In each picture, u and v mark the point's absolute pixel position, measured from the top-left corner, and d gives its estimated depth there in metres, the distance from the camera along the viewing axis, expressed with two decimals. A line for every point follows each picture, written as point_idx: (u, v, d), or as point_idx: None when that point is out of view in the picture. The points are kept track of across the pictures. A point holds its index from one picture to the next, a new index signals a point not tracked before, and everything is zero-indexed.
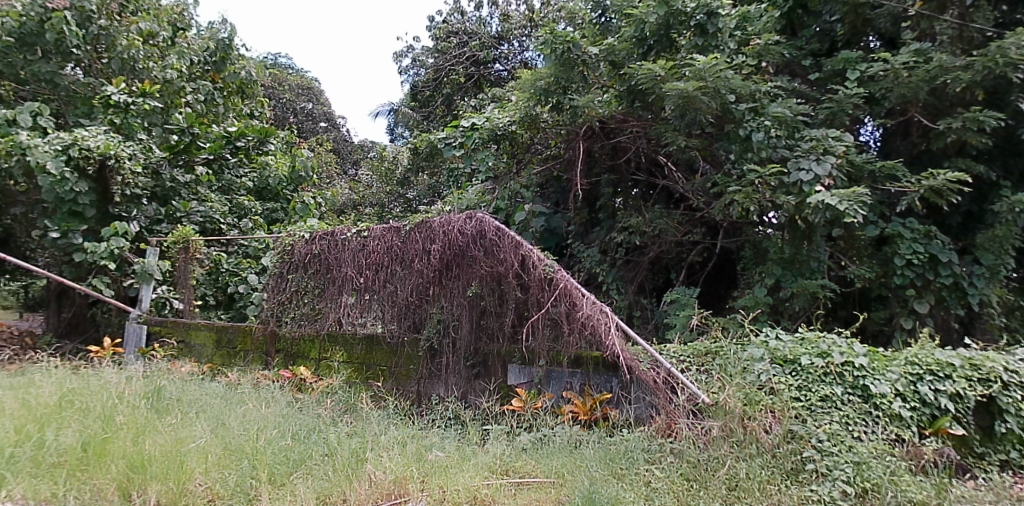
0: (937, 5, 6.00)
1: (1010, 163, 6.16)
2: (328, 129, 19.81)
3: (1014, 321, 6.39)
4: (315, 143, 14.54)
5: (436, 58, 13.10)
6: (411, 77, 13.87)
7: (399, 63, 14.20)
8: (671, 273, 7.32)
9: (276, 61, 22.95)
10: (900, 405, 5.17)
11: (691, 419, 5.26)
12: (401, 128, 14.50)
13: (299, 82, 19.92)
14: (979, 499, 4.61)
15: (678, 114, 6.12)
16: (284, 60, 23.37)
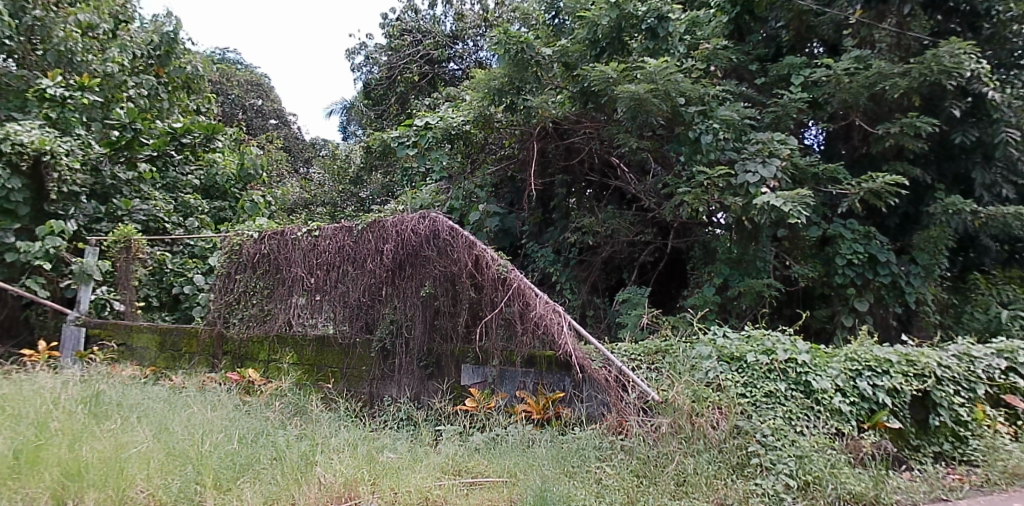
0: (876, 14, 6.21)
1: (944, 167, 6.42)
2: (278, 126, 19.45)
3: (947, 318, 6.68)
4: (265, 141, 14.25)
5: (389, 56, 12.91)
6: (363, 74, 13.58)
7: (352, 60, 14.01)
8: (623, 272, 7.41)
9: (224, 56, 22.48)
10: (841, 401, 5.31)
11: (642, 416, 5.35)
12: (354, 126, 14.33)
13: (248, 77, 19.49)
14: (913, 490, 4.81)
15: (630, 116, 6.20)
16: (232, 54, 22.82)
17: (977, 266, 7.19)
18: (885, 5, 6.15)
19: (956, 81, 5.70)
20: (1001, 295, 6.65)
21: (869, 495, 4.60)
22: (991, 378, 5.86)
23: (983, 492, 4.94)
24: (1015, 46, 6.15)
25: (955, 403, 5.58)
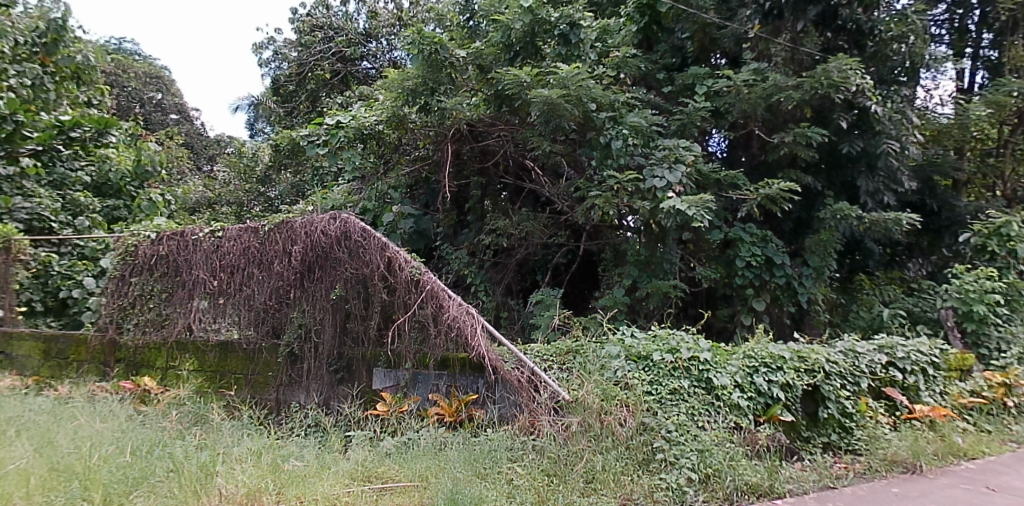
0: (773, 29, 6.54)
1: (833, 175, 6.82)
2: (181, 122, 18.61)
3: (837, 316, 7.12)
4: (166, 137, 13.51)
5: (299, 52, 12.66)
6: (272, 70, 13.28)
7: (261, 55, 13.55)
8: (537, 274, 7.50)
9: (121, 47, 21.38)
10: (738, 396, 5.55)
11: (553, 416, 5.40)
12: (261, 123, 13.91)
13: (147, 70, 18.57)
14: (804, 479, 5.05)
15: (543, 120, 6.29)
16: (131, 46, 21.67)
17: (863, 268, 7.67)
18: (780, 21, 6.48)
19: (843, 95, 6.09)
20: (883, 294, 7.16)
21: (764, 485, 4.84)
22: (874, 372, 6.02)
23: (866, 478, 5.11)
24: (895, 64, 6.57)
25: (841, 395, 5.81)
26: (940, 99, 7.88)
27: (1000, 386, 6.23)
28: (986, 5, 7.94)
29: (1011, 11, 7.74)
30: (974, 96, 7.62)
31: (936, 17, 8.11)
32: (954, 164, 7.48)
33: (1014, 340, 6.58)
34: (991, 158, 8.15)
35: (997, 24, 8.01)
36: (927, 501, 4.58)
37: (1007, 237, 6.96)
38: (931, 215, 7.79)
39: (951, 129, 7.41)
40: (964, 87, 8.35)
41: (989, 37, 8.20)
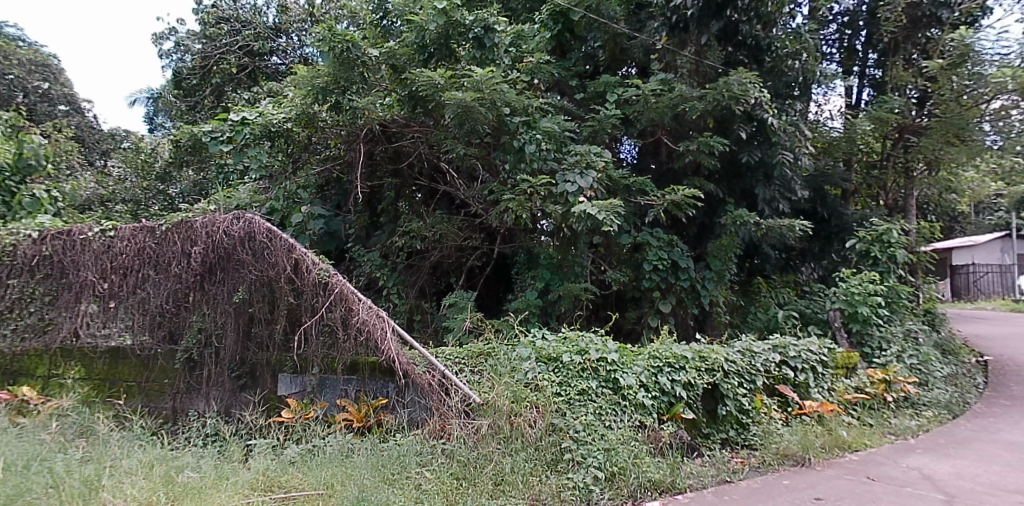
0: (680, 41, 6.72)
1: (734, 183, 7.16)
2: (69, 114, 16.97)
3: (737, 317, 7.52)
4: (51, 128, 12.50)
5: (203, 45, 11.94)
6: (173, 63, 12.48)
7: (162, 46, 12.78)
8: (451, 277, 7.54)
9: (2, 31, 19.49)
10: (643, 395, 5.69)
11: (463, 419, 5.39)
12: (160, 117, 13.29)
13: (32, 56, 16.53)
14: (703, 474, 5.24)
15: (457, 123, 6.30)
16: (12, 30, 19.88)
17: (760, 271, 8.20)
18: (686, 34, 6.64)
19: (743, 107, 6.36)
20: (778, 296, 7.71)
21: (666, 481, 5.00)
22: (769, 371, 6.32)
23: (760, 471, 5.34)
24: (790, 79, 6.96)
25: (739, 393, 6.04)
26: (832, 113, 8.37)
27: (880, 383, 6.54)
28: (870, 27, 8.51)
29: (893, 33, 8.32)
30: (860, 112, 8.12)
31: (827, 36, 8.82)
32: (841, 175, 8.15)
33: (893, 339, 7.02)
34: (875, 170, 8.83)
35: (880, 45, 8.54)
36: (815, 492, 4.85)
37: (888, 244, 7.46)
38: (821, 222, 8.39)
39: (841, 142, 8.04)
40: (851, 104, 8.91)
41: (874, 57, 8.75)
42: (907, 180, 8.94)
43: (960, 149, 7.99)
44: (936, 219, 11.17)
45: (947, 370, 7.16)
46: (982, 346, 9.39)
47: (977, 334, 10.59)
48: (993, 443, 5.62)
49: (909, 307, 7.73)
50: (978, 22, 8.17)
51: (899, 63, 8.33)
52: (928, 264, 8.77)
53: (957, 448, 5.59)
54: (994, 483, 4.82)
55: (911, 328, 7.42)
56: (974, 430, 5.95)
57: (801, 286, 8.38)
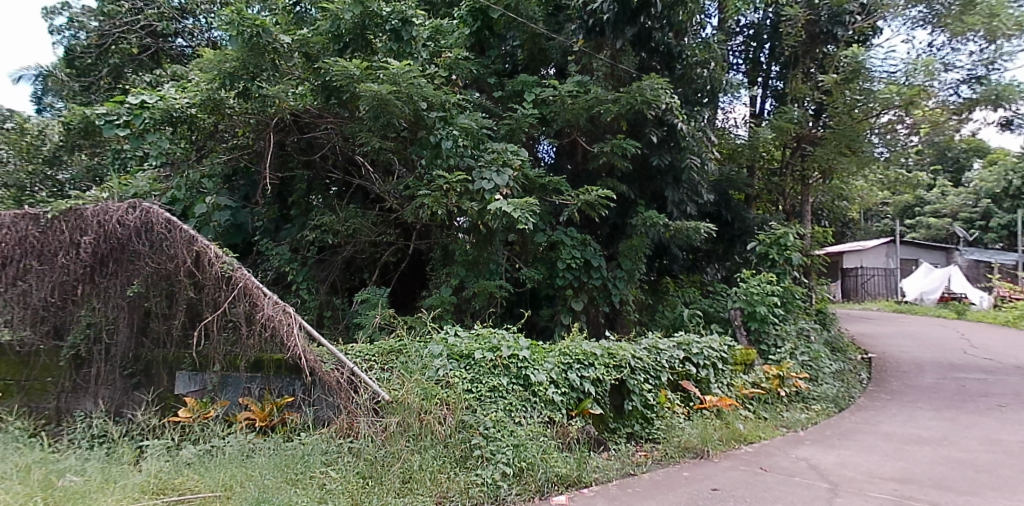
0: (595, 45, 6.85)
1: (645, 186, 7.37)
2: None
3: (644, 315, 7.83)
4: None
5: (100, 22, 11.11)
6: (66, 39, 11.65)
7: (52, 21, 11.86)
8: (364, 272, 7.52)
9: None
10: (553, 391, 5.70)
11: (372, 417, 5.28)
12: (49, 96, 12.30)
13: None
14: (609, 467, 5.34)
15: (372, 115, 6.24)
16: None
17: (669, 271, 8.56)
18: (602, 39, 6.79)
19: (655, 112, 6.55)
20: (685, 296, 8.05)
21: (572, 476, 5.05)
22: (673, 367, 6.54)
23: (662, 464, 5.51)
24: (698, 86, 7.24)
25: (644, 389, 6.24)
26: (737, 122, 8.94)
27: (774, 379, 6.92)
28: (774, 40, 8.93)
29: (793, 47, 8.77)
30: (763, 121, 8.64)
31: (734, 47, 9.32)
32: (745, 181, 8.53)
33: (786, 337, 7.46)
34: (775, 177, 9.34)
35: (782, 58, 9.01)
36: (712, 483, 5.04)
37: (784, 247, 7.90)
38: (726, 224, 8.74)
39: (744, 149, 8.50)
40: (755, 112, 9.41)
41: (777, 70, 9.21)
42: (803, 187, 9.46)
43: (852, 159, 8.55)
44: (830, 225, 11.93)
45: (834, 366, 7.70)
46: (867, 344, 10.07)
47: (863, 334, 11.29)
48: (874, 434, 6.02)
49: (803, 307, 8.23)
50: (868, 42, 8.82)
51: (799, 76, 8.87)
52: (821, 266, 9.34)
53: (841, 439, 5.96)
54: (873, 471, 5.15)
55: (804, 326, 7.95)
56: (858, 422, 6.35)
57: (706, 285, 8.77)
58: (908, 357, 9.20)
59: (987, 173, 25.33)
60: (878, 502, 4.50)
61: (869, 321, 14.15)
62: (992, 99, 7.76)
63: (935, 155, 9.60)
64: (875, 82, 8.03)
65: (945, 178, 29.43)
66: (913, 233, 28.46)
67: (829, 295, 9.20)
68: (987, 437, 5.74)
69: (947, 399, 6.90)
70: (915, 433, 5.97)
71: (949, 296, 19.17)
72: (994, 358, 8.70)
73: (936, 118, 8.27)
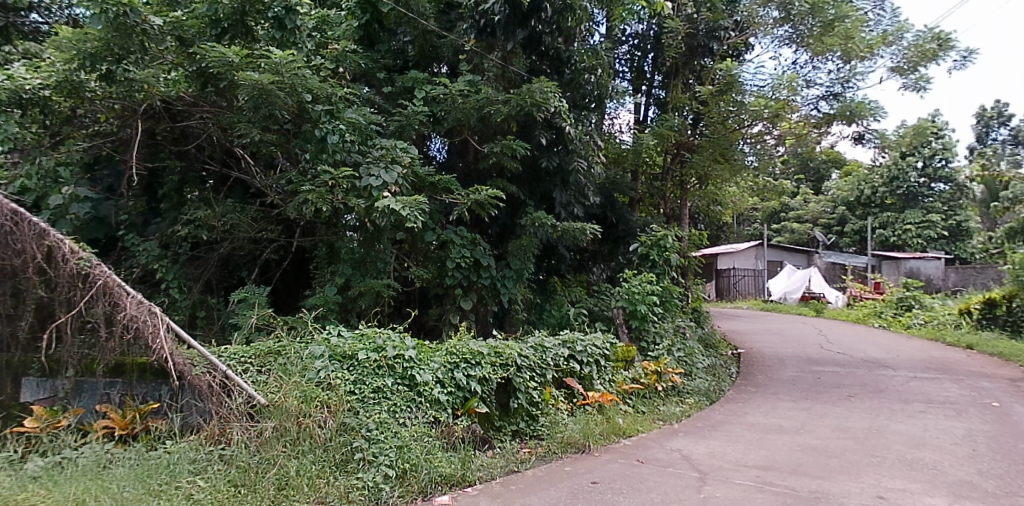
0: (487, 45, 6.89)
1: (534, 187, 7.49)
2: None
3: (533, 314, 7.98)
4: None
5: None
6: None
7: None
8: (242, 271, 7.40)
9: None
10: (439, 391, 5.62)
11: (246, 422, 5.01)
12: None
13: None
14: (493, 465, 5.32)
15: (252, 106, 6.00)
16: None
17: (557, 271, 8.86)
18: (493, 39, 6.84)
19: (544, 115, 6.65)
20: (571, 295, 8.32)
21: (456, 475, 5.00)
22: (558, 365, 6.65)
23: (545, 460, 5.57)
24: (586, 91, 7.44)
25: (530, 386, 6.26)
26: (621, 128, 9.38)
27: (652, 374, 7.24)
28: (656, 51, 9.30)
29: (674, 58, 9.21)
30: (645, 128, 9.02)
31: (620, 54, 9.53)
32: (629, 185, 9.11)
33: (664, 334, 7.91)
34: (657, 182, 9.78)
35: (664, 68, 9.42)
36: (592, 476, 5.17)
37: (664, 248, 8.24)
38: (611, 226, 9.07)
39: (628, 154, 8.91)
40: (640, 119, 9.85)
41: (660, 79, 9.57)
42: (682, 192, 10.06)
43: (725, 166, 9.14)
44: (706, 228, 12.73)
45: (707, 361, 8.21)
46: (737, 340, 10.75)
47: (733, 330, 12.12)
48: (741, 425, 6.41)
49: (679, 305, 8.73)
50: (741, 56, 9.48)
51: (678, 86, 9.29)
52: (697, 267, 9.88)
53: (712, 430, 6.31)
54: (738, 460, 5.47)
55: (680, 324, 8.47)
56: (727, 414, 6.75)
57: (592, 285, 9.05)
58: (772, 351, 9.93)
59: (844, 183, 28.24)
60: (743, 489, 4.78)
61: (740, 319, 15.04)
62: (846, 114, 8.49)
63: (795, 167, 10.46)
64: (746, 94, 8.65)
65: (806, 186, 32.38)
66: (778, 236, 30.70)
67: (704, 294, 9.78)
68: (838, 425, 6.27)
69: (805, 390, 7.48)
70: (776, 423, 6.42)
71: (808, 294, 20.76)
72: (845, 352, 9.56)
73: (799, 131, 8.93)
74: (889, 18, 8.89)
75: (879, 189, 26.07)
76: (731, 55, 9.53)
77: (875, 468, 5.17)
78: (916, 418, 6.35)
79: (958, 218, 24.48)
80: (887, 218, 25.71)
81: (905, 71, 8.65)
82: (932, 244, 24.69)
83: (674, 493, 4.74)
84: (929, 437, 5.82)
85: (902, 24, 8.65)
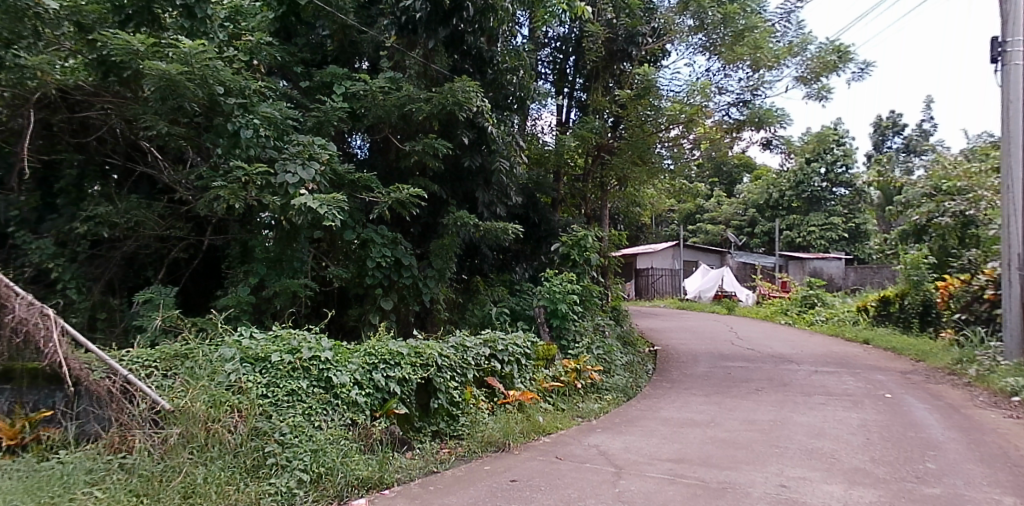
0: (408, 42, 6.89)
1: (457, 186, 7.48)
2: None
3: (455, 314, 8.01)
4: None
5: None
6: None
7: None
8: (148, 270, 7.14)
9: None
10: (357, 392, 5.40)
11: (149, 429, 4.70)
12: None
13: None
14: (412, 466, 5.20)
15: (159, 97, 5.72)
16: None
17: (480, 270, 9.00)
18: (414, 36, 6.84)
19: (466, 114, 6.64)
20: (494, 294, 8.44)
21: (374, 478, 4.80)
22: (479, 364, 6.65)
23: (464, 460, 5.50)
24: (508, 92, 7.55)
25: (450, 386, 6.19)
26: (544, 129, 9.73)
27: (572, 372, 7.39)
28: (577, 54, 9.57)
29: (595, 62, 9.44)
30: (567, 129, 9.39)
31: (542, 57, 9.78)
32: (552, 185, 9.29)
33: (584, 333, 8.00)
34: (579, 183, 9.96)
35: (585, 71, 9.66)
36: (512, 474, 5.14)
37: (584, 248, 8.41)
38: (533, 226, 9.24)
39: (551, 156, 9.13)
40: (562, 121, 10.14)
41: (581, 82, 9.84)
42: (602, 193, 10.32)
43: (643, 169, 9.41)
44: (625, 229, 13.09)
45: (625, 358, 8.48)
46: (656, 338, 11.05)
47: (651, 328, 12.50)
48: (656, 420, 6.60)
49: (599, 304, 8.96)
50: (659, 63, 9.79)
51: (599, 89, 9.51)
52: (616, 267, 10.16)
53: (628, 425, 6.45)
54: (652, 454, 5.62)
55: (599, 323, 8.68)
56: (642, 410, 6.94)
57: (514, 284, 9.11)
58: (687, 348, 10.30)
59: (754, 187, 29.62)
60: (656, 481, 4.90)
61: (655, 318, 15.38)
62: (755, 121, 8.93)
63: (708, 171, 10.94)
64: (664, 100, 8.94)
65: (719, 190, 33.91)
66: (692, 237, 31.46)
67: (623, 293, 10.08)
68: (746, 418, 6.55)
69: (717, 385, 7.79)
70: (689, 417, 6.64)
71: (721, 293, 21.71)
72: (755, 348, 10.04)
73: (713, 135, 9.42)
74: (794, 30, 9.37)
75: (786, 193, 27.56)
76: (649, 61, 9.78)
77: (777, 457, 5.42)
78: (817, 409, 6.72)
79: (857, 221, 26.55)
80: (793, 220, 27.22)
81: (809, 81, 9.13)
82: (834, 245, 26.42)
83: (591, 488, 4.78)
84: (827, 427, 6.16)
85: (805, 36, 9.15)
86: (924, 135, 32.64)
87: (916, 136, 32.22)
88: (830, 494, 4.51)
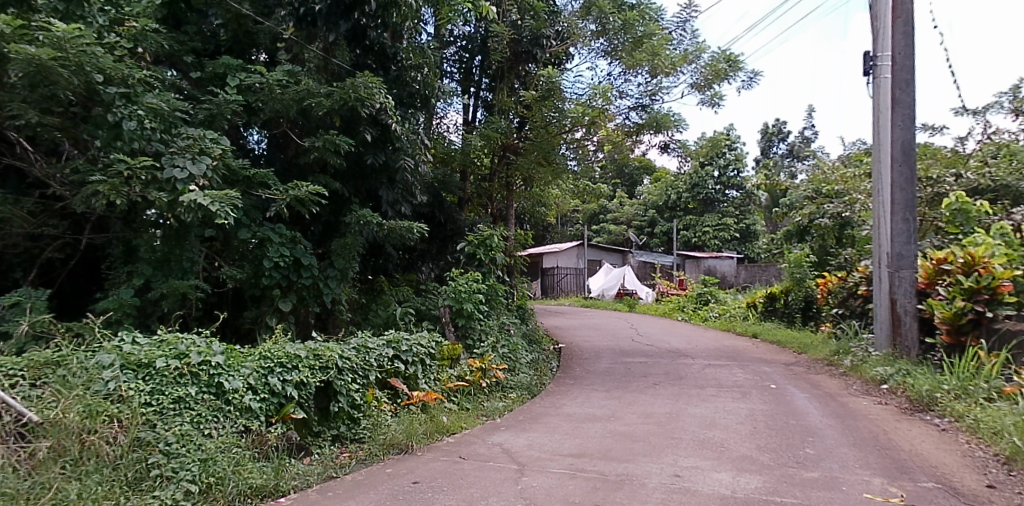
0: (307, 35, 6.84)
1: (359, 183, 7.35)
2: None
3: (358, 315, 7.89)
4: None
5: None
6: None
7: None
8: (16, 271, 6.63)
9: None
10: (250, 398, 5.12)
11: (14, 444, 4.10)
12: None
13: None
14: (309, 472, 5.05)
15: (28, 83, 5.26)
16: None
17: (384, 271, 8.92)
18: (313, 29, 6.81)
19: (369, 111, 6.53)
20: (399, 295, 8.37)
21: (268, 486, 4.63)
22: (382, 365, 6.52)
23: (365, 463, 5.40)
24: (413, 90, 7.56)
25: (351, 388, 6.02)
26: (449, 127, 9.76)
27: (477, 371, 7.45)
28: (483, 54, 9.58)
29: (499, 63, 9.56)
30: (472, 129, 9.43)
31: (448, 55, 9.75)
32: (457, 184, 9.39)
33: (489, 332, 8.12)
34: (484, 182, 10.07)
35: (490, 71, 9.76)
36: (413, 477, 5.06)
37: (489, 248, 8.47)
38: (440, 225, 9.28)
39: (456, 155, 9.18)
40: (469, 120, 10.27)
41: (486, 81, 9.97)
42: (507, 193, 10.47)
43: (547, 170, 9.62)
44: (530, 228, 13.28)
45: (530, 356, 8.65)
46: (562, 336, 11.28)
47: (557, 326, 12.69)
48: (558, 416, 6.73)
49: (505, 303, 9.10)
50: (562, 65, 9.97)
51: (504, 89, 9.65)
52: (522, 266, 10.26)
53: (531, 422, 6.53)
54: (554, 449, 5.70)
55: (504, 322, 8.80)
56: (546, 406, 7.06)
57: (420, 284, 9.10)
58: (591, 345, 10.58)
59: (653, 187, 30.52)
60: (557, 476, 4.98)
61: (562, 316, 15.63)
62: (654, 125, 9.27)
63: (610, 173, 11.29)
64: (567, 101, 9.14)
65: (623, 191, 35.08)
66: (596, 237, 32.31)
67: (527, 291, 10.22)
68: (643, 411, 6.79)
69: (617, 380, 8.03)
70: (590, 412, 6.82)
71: (623, 291, 22.38)
72: (653, 343, 10.46)
73: (615, 138, 9.72)
74: (689, 38, 9.88)
75: (683, 195, 28.75)
76: (553, 63, 9.95)
77: (673, 448, 5.65)
78: (709, 401, 7.07)
79: (749, 221, 28.24)
80: (690, 220, 28.59)
81: (702, 88, 9.59)
82: (728, 244, 28.00)
83: (492, 486, 4.80)
84: (718, 417, 6.50)
85: (699, 45, 9.63)
86: (807, 142, 35.12)
87: (800, 141, 34.49)
88: (719, 481, 4.74)
